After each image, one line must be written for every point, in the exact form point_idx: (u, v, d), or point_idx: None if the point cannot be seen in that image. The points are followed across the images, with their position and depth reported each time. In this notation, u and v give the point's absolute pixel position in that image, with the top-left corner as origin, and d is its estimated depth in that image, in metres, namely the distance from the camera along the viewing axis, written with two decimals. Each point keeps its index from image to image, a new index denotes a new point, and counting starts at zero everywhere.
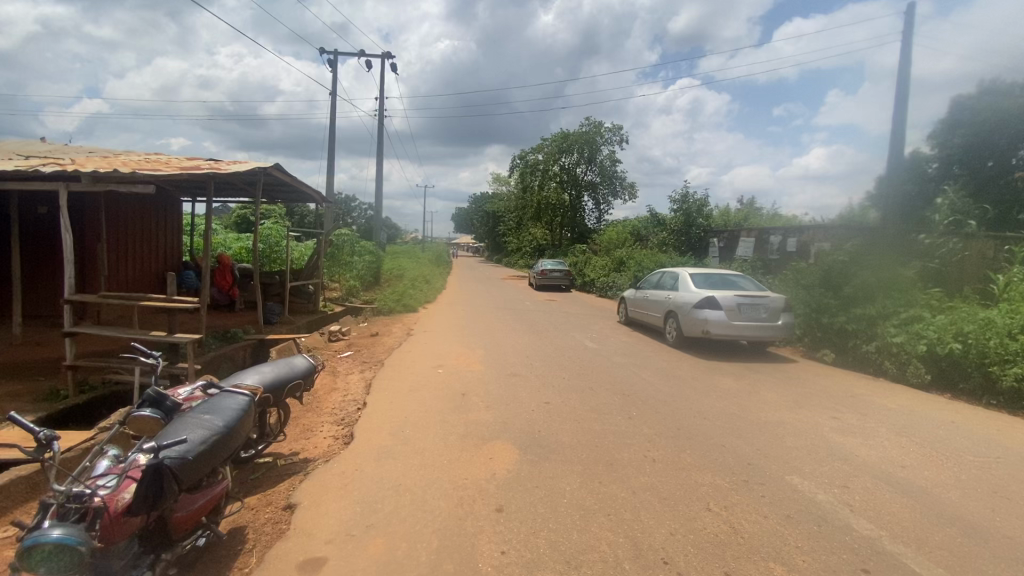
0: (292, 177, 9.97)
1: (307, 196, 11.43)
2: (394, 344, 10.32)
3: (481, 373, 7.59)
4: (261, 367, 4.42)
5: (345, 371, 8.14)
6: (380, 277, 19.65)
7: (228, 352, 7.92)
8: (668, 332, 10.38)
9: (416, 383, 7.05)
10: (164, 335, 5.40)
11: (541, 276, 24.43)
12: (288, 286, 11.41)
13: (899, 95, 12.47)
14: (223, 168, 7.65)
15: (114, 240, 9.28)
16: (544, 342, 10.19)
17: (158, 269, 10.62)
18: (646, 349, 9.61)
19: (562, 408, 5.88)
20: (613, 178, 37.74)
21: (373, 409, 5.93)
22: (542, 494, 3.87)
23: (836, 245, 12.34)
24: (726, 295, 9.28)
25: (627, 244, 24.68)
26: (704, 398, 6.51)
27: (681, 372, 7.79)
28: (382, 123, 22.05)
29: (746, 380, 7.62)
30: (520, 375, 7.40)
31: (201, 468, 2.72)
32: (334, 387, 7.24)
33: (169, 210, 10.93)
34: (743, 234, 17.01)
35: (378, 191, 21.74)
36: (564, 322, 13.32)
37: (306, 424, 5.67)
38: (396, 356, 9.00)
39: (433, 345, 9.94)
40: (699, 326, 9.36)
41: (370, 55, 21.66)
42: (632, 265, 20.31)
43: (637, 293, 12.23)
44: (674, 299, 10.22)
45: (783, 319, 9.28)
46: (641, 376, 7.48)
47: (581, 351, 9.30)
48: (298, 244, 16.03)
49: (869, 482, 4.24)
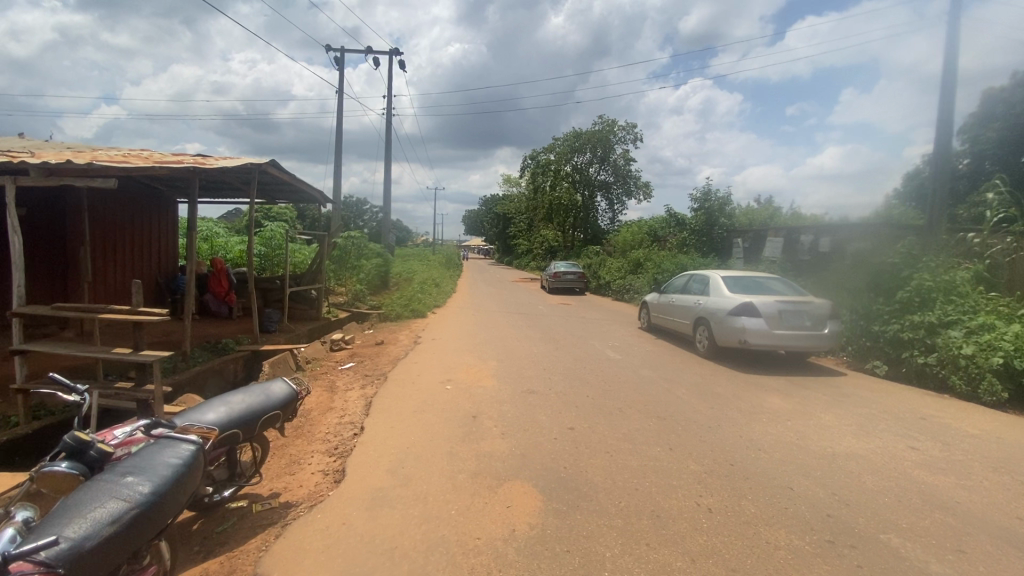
0: (289, 174, 9.28)
1: (307, 195, 10.76)
2: (399, 354, 9.55)
3: (494, 389, 6.78)
4: (232, 396, 3.64)
5: (344, 386, 7.38)
6: (388, 281, 18.95)
7: (217, 366, 7.22)
8: (698, 341, 9.49)
9: (422, 402, 6.27)
10: (128, 353, 4.68)
11: (554, 279, 23.57)
12: (287, 291, 10.71)
13: (946, 80, 11.45)
14: (208, 164, 6.97)
15: (100, 243, 8.66)
16: (562, 351, 9.33)
17: (150, 274, 10.01)
18: (676, 361, 8.70)
19: (588, 436, 5.04)
20: (626, 177, 36.78)
21: (371, 437, 5.15)
22: (577, 563, 3.04)
23: (879, 246, 11.34)
24: (765, 301, 8.36)
25: (643, 245, 23.72)
26: (753, 423, 5.61)
27: (719, 389, 6.92)
28: (389, 122, 21.37)
29: (794, 398, 6.71)
30: (538, 393, 6.57)
31: (108, 561, 2.00)
32: (330, 406, 6.47)
33: (163, 211, 10.32)
34: (770, 234, 16.02)
35: (386, 191, 21.08)
36: (581, 328, 12.46)
37: (293, 454, 4.90)
38: (400, 368, 8.23)
39: (442, 356, 9.15)
40: (734, 335, 8.46)
41: (376, 52, 21.06)
42: (650, 267, 19.39)
43: (661, 298, 11.37)
44: (705, 305, 9.32)
45: (829, 327, 8.35)
46: (673, 394, 6.63)
47: (604, 363, 8.48)
48: (302, 247, 15.37)
49: (988, 542, 3.34)
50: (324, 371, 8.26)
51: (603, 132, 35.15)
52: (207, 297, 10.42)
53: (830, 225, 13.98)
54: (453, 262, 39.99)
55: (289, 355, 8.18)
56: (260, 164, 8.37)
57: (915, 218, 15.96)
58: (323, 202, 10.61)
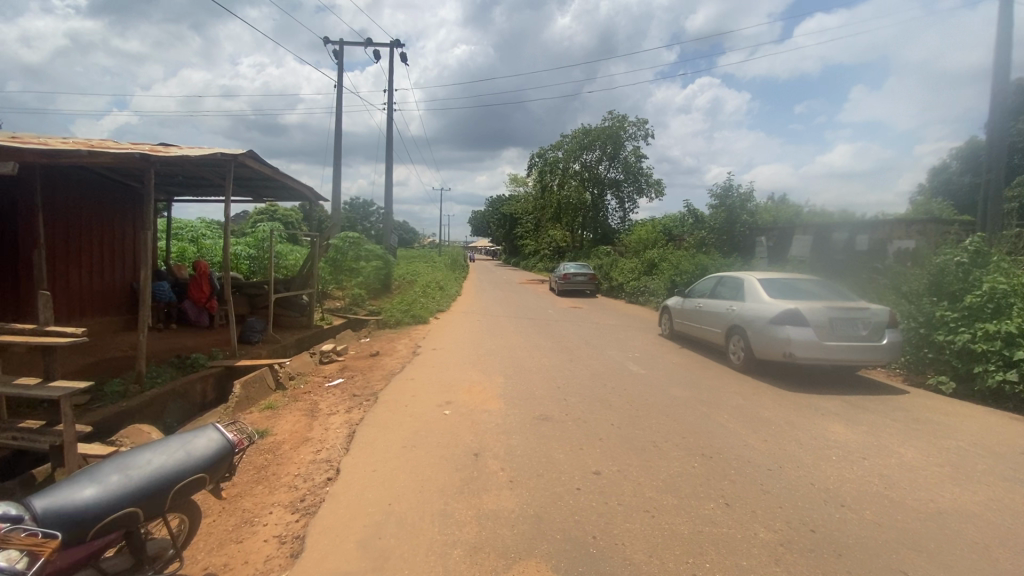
0: (270, 166, 8.30)
1: (295, 191, 9.82)
2: (395, 367, 8.54)
3: (502, 415, 5.75)
4: (135, 459, 2.64)
5: (327, 409, 6.36)
6: (389, 284, 17.97)
7: (179, 388, 6.24)
8: (732, 353, 8.38)
9: (414, 433, 5.24)
10: (33, 385, 3.69)
11: (564, 280, 22.43)
12: (272, 298, 9.74)
13: (1004, 57, 10.24)
14: (167, 151, 6.02)
15: (62, 245, 7.77)
16: (578, 365, 8.24)
17: (125, 279, 9.10)
18: (710, 377, 7.59)
19: (620, 487, 3.98)
20: (638, 175, 35.57)
21: (346, 486, 4.12)
22: None
23: (930, 245, 10.16)
24: (813, 307, 7.23)
25: (658, 245, 22.56)
26: (822, 464, 4.51)
27: (768, 415, 5.86)
28: (390, 117, 20.39)
29: (861, 426, 5.59)
30: (552, 420, 5.52)
31: None
32: (306, 436, 5.45)
33: (139, 211, 9.46)
34: (799, 232, 14.86)
35: (387, 189, 20.08)
36: (597, 336, 11.37)
37: (247, 510, 3.88)
38: (394, 387, 7.22)
39: (441, 371, 8.11)
40: (777, 347, 7.33)
41: (377, 44, 20.09)
42: (666, 267, 18.26)
43: (685, 303, 10.29)
44: (739, 312, 8.20)
45: (889, 338, 7.21)
46: (714, 423, 5.54)
47: (626, 379, 7.43)
48: (296, 248, 14.41)
49: None
50: (308, 390, 7.26)
51: (612, 127, 34.01)
52: (186, 304, 9.51)
53: (867, 221, 12.80)
54: (460, 262, 39.06)
55: (267, 371, 7.18)
56: (234, 155, 7.43)
57: (955, 213, 14.73)
58: (311, 199, 9.65)
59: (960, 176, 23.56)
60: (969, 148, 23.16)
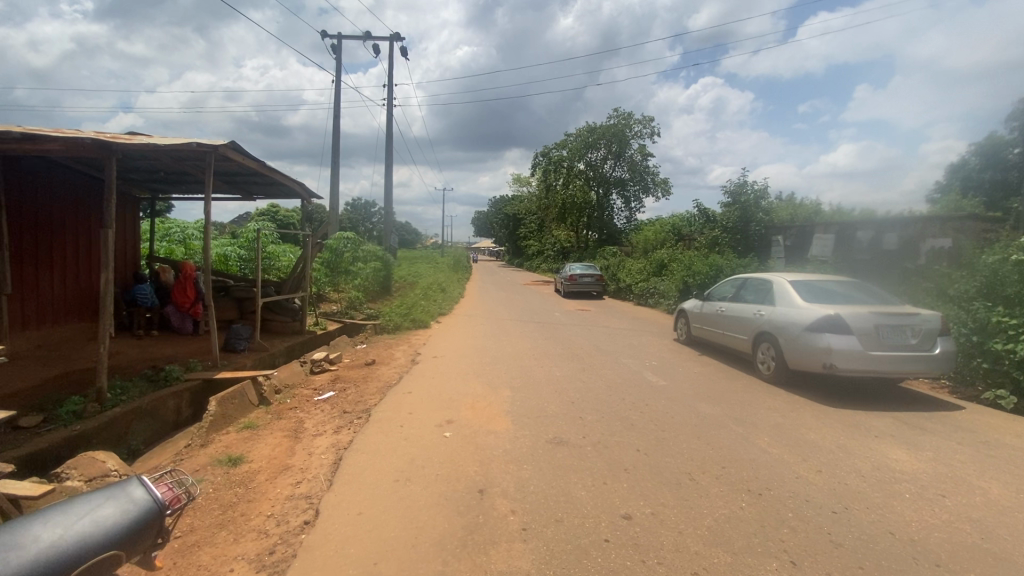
0: (256, 159, 7.60)
1: (286, 187, 9.13)
2: (391, 378, 7.82)
3: (510, 438, 5.02)
4: (17, 535, 2.05)
5: (313, 430, 5.65)
6: (388, 285, 17.28)
7: (148, 406, 5.55)
8: (760, 362, 7.64)
9: (410, 461, 4.52)
10: None
11: (570, 282, 21.71)
12: (260, 302, 9.04)
13: None
14: (131, 139, 5.33)
15: (29, 245, 7.15)
16: (591, 376, 7.50)
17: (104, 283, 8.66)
18: (739, 390, 6.85)
19: (659, 539, 3.27)
20: (644, 174, 34.85)
21: (324, 536, 3.40)
22: None
23: (971, 246, 9.40)
24: (857, 313, 6.49)
25: (667, 245, 21.79)
26: (895, 506, 3.78)
27: (813, 437, 5.14)
28: (391, 112, 19.80)
29: (925, 452, 4.86)
30: (569, 444, 4.80)
31: None
32: (286, 463, 4.75)
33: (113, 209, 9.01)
34: (819, 230, 14.08)
35: (387, 187, 19.38)
36: (608, 342, 10.62)
37: (203, 567, 3.18)
38: (390, 401, 6.51)
39: (442, 382, 7.39)
40: (816, 358, 6.57)
41: (376, 38, 19.35)
42: (677, 268, 17.49)
43: (705, 307, 9.56)
44: (770, 317, 7.45)
45: (941, 347, 6.47)
46: (757, 447, 4.81)
47: (645, 392, 6.72)
48: (290, 249, 13.71)
49: None
50: (294, 405, 6.56)
51: (618, 125, 33.33)
52: (169, 309, 8.85)
53: (895, 218, 12.03)
54: (461, 262, 38.29)
55: (250, 386, 6.48)
56: (214, 146, 6.73)
57: (984, 209, 13.96)
58: (303, 195, 8.97)
59: (980, 173, 22.75)
60: (990, 143, 22.35)
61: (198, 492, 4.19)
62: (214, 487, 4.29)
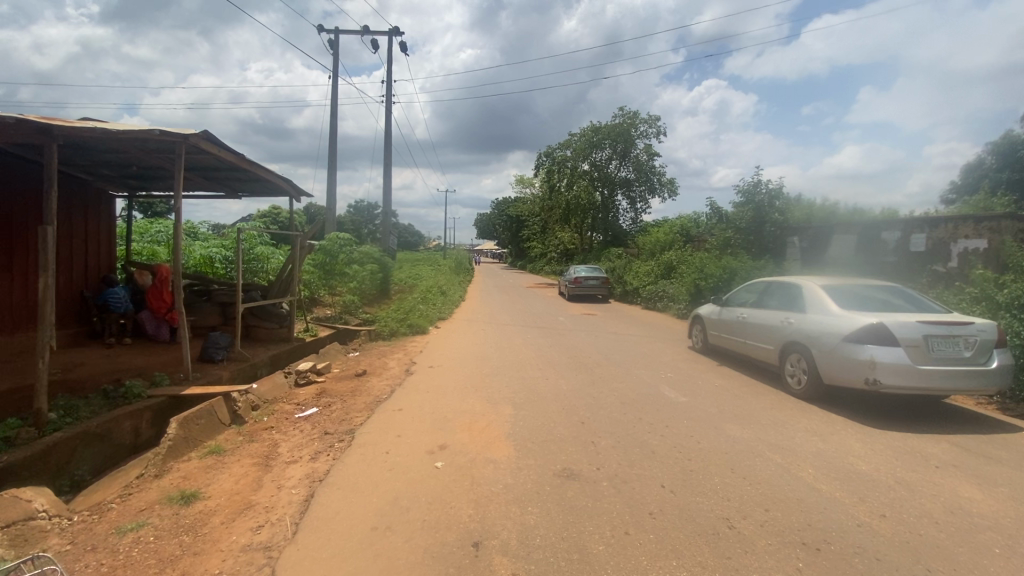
0: (232, 151, 6.95)
1: (270, 183, 8.50)
2: (382, 392, 7.10)
3: (511, 470, 4.30)
4: None
5: (287, 456, 4.94)
6: (386, 289, 16.60)
7: (98, 428, 4.88)
8: (790, 376, 6.89)
9: (393, 500, 3.82)
10: None
11: (575, 285, 20.98)
12: (242, 308, 8.36)
13: None
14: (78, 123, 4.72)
15: None
16: (603, 391, 6.77)
17: (73, 287, 8.20)
18: (770, 408, 6.10)
19: None
20: (649, 174, 34.08)
21: None
22: None
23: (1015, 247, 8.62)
24: (903, 323, 5.74)
25: (675, 247, 21.02)
26: (987, 568, 3.05)
27: (864, 469, 4.40)
28: (391, 109, 19.33)
29: (1000, 488, 4.11)
30: (580, 479, 4.11)
31: None
32: (249, 500, 4.05)
33: (84, 207, 8.50)
34: (840, 230, 13.30)
35: (386, 187, 18.73)
36: (619, 350, 9.86)
37: None
38: (377, 421, 5.79)
39: (437, 397, 6.67)
40: (856, 372, 5.84)
41: (375, 32, 18.69)
42: (687, 271, 16.74)
43: (723, 313, 8.83)
44: (801, 326, 6.71)
45: (999, 361, 5.71)
46: (802, 483, 4.07)
47: (663, 410, 5.99)
48: (281, 250, 13.00)
49: None
50: (270, 425, 5.86)
51: (623, 125, 32.67)
52: (143, 315, 8.22)
53: (924, 218, 11.22)
54: (464, 265, 37.68)
55: (221, 403, 5.79)
56: (184, 135, 6.03)
57: (1017, 207, 13.12)
58: (288, 191, 8.33)
59: (998, 172, 21.87)
60: (1010, 141, 21.45)
61: (136, 542, 3.51)
62: (157, 533, 3.60)
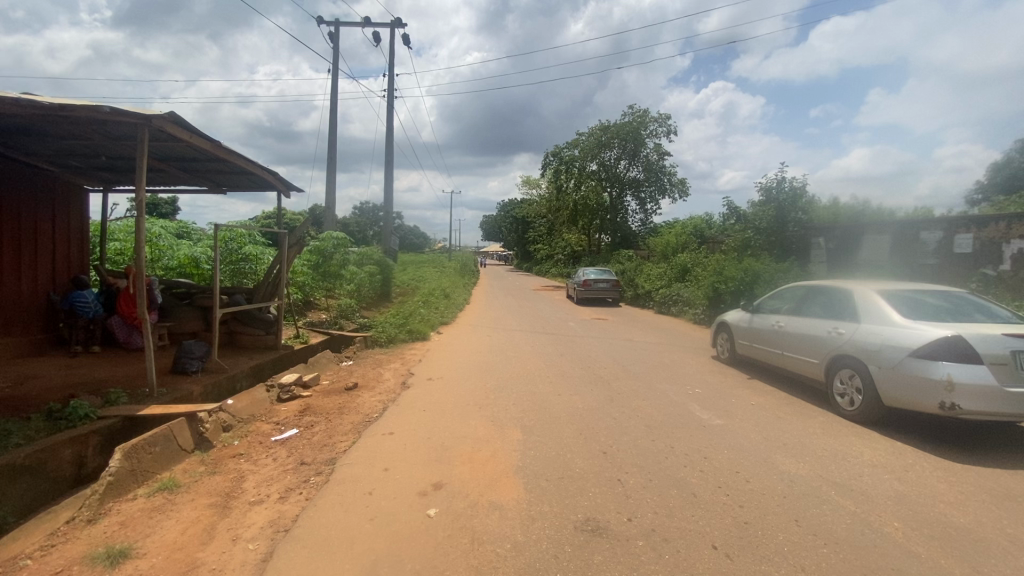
0: (205, 136, 6.16)
1: (252, 176, 7.72)
2: (373, 409, 6.28)
3: (521, 520, 3.45)
4: None
5: (252, 493, 4.12)
6: (385, 292, 15.86)
7: (28, 460, 4.06)
8: (840, 394, 5.98)
9: (370, 567, 2.97)
10: None
11: (584, 288, 20.16)
12: (220, 312, 7.57)
13: None
14: None
15: None
16: (625, 411, 5.90)
17: (38, 289, 7.45)
18: (823, 434, 5.20)
19: None
20: (659, 174, 33.21)
21: None
22: None
23: None
24: (986, 336, 4.85)
25: (689, 249, 20.16)
26: None
27: (963, 522, 3.51)
28: (392, 104, 18.58)
29: None
30: (609, 536, 3.25)
31: None
32: (193, 560, 3.23)
33: (51, 202, 7.78)
34: (871, 230, 12.35)
35: (387, 186, 17.98)
36: (637, 360, 8.96)
37: None
38: (363, 447, 4.95)
39: (436, 417, 5.83)
40: (927, 394, 4.94)
41: (376, 25, 17.95)
42: (704, 273, 15.86)
43: (755, 320, 7.92)
44: (853, 338, 5.83)
45: None
46: (894, 546, 3.18)
47: (697, 435, 5.12)
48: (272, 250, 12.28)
49: None
50: (240, 452, 5.04)
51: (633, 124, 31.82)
52: (113, 321, 7.45)
53: (968, 217, 10.29)
54: (468, 266, 36.88)
55: (183, 426, 4.98)
56: (146, 117, 5.23)
57: None
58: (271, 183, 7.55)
59: None
60: None
61: None
62: None
